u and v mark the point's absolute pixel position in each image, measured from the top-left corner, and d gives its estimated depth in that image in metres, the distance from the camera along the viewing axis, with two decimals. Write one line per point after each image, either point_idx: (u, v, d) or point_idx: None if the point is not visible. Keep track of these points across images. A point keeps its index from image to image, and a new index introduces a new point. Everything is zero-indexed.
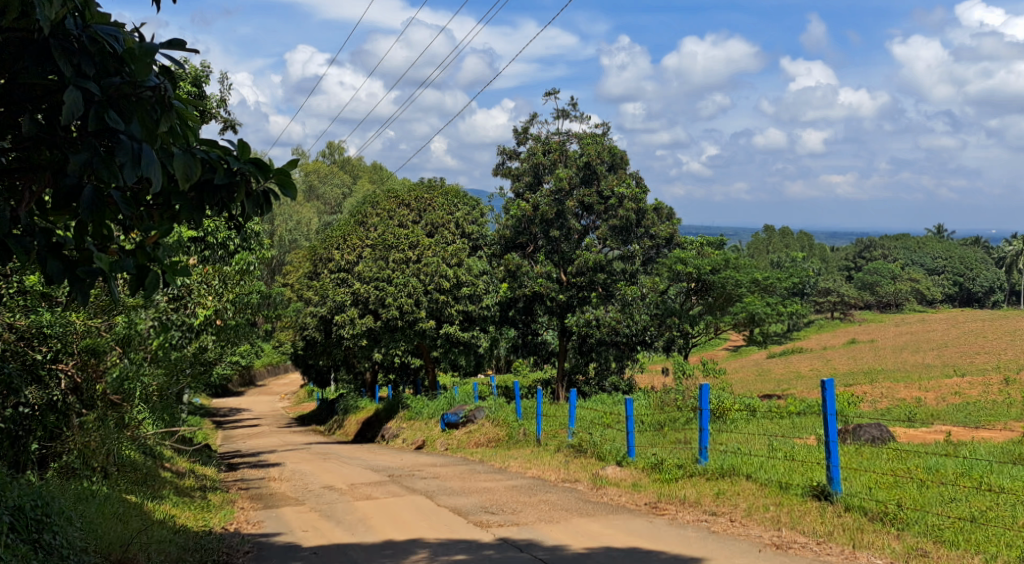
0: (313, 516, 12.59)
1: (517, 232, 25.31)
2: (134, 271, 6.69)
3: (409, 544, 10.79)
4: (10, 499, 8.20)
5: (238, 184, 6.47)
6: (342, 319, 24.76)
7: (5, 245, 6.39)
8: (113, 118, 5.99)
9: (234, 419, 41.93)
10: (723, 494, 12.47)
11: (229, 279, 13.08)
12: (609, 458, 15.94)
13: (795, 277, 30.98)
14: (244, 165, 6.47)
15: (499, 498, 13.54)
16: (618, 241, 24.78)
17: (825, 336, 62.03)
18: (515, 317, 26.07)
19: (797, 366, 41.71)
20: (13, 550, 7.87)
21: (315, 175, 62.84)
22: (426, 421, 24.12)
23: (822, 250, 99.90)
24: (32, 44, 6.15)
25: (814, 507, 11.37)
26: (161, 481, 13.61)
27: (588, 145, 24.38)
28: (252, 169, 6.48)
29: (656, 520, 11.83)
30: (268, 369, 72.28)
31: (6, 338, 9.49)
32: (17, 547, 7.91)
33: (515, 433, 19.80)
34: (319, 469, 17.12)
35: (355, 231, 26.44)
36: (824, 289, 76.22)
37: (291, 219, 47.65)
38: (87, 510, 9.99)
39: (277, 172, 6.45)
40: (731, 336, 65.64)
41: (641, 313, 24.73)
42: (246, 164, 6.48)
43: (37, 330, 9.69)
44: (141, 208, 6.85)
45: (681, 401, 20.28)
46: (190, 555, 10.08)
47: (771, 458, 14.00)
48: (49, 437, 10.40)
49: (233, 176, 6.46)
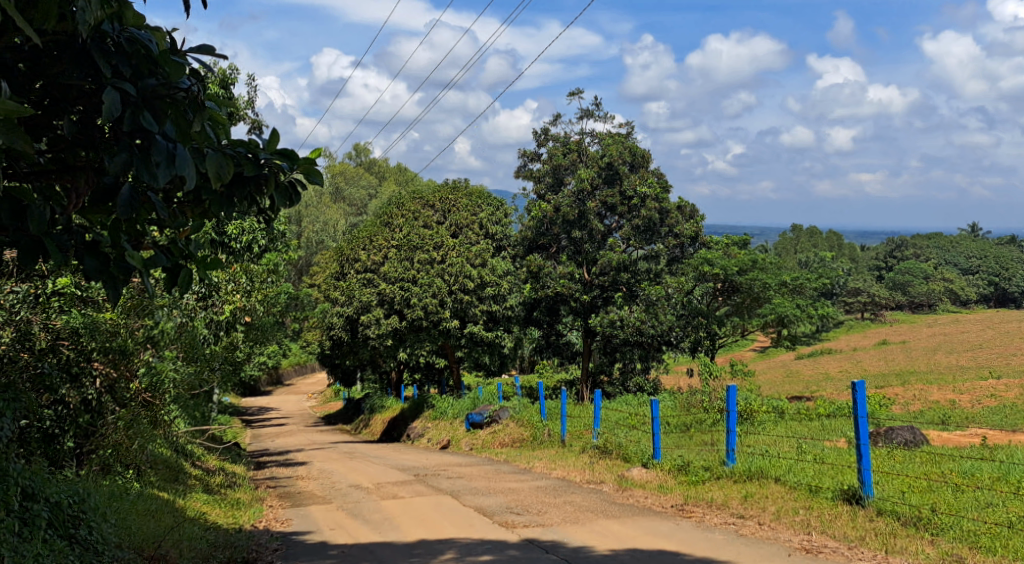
0: (340, 516, 12.49)
1: (540, 233, 25.26)
2: (169, 268, 6.67)
3: (438, 544, 10.72)
4: (49, 494, 8.31)
5: (267, 178, 6.43)
6: (368, 319, 24.79)
7: (39, 243, 6.13)
8: (149, 120, 6.00)
9: (263, 419, 42.01)
10: (751, 496, 12.34)
11: (255, 278, 13.22)
12: (634, 459, 15.82)
13: (826, 276, 30.62)
14: (270, 157, 6.46)
15: (524, 499, 13.46)
16: (642, 241, 24.64)
17: (854, 338, 61.52)
18: (540, 318, 25.91)
19: (825, 368, 41.27)
20: (49, 545, 7.88)
21: (341, 178, 63.08)
22: (451, 421, 24.10)
23: (852, 252, 99.35)
24: (70, 49, 6.09)
25: (845, 510, 11.22)
26: (191, 479, 13.57)
27: (610, 145, 24.29)
28: (280, 160, 6.47)
29: (683, 522, 11.72)
30: (295, 368, 72.53)
31: (42, 340, 9.49)
32: (53, 543, 7.89)
33: (539, 434, 19.67)
34: (345, 468, 17.06)
35: (381, 232, 26.55)
36: (854, 289, 75.68)
37: (318, 220, 47.79)
38: (120, 507, 10.03)
39: (304, 161, 6.45)
40: (759, 337, 65.10)
41: (666, 313, 24.47)
42: (273, 156, 6.46)
43: (72, 330, 9.63)
44: (173, 205, 6.85)
45: (707, 403, 20.19)
46: (220, 551, 9.98)
47: (800, 461, 13.86)
48: (84, 435, 10.41)
49: (262, 169, 6.43)
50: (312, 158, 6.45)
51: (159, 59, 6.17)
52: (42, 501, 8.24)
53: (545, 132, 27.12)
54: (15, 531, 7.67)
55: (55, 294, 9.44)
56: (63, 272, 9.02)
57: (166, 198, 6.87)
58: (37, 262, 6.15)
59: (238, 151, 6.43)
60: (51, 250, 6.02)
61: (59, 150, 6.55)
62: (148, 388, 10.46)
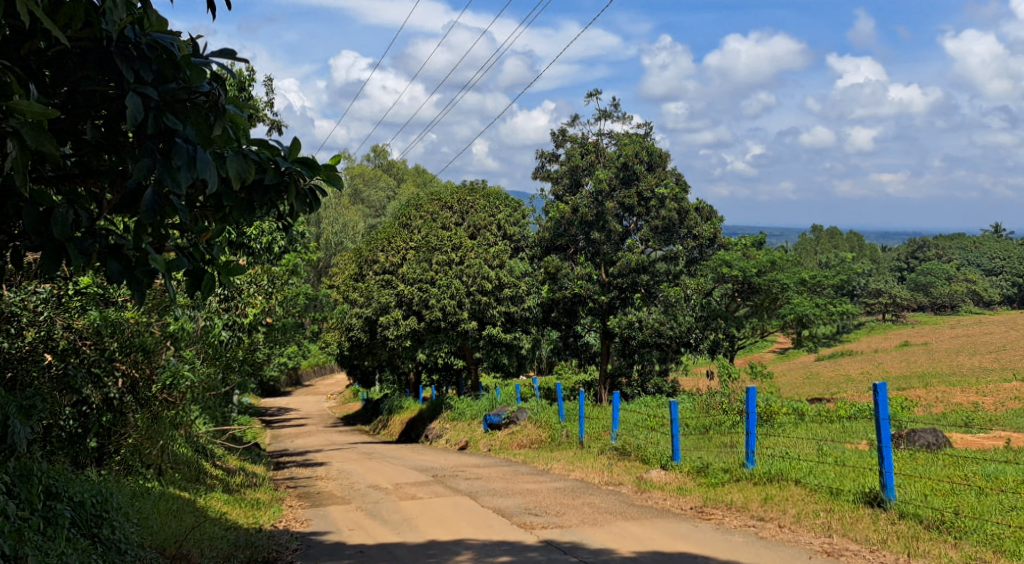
0: (359, 516, 12.49)
1: (557, 234, 25.18)
2: (190, 272, 6.67)
3: (455, 545, 10.71)
4: (73, 493, 8.37)
5: (287, 185, 6.41)
6: (386, 320, 25.01)
7: (62, 245, 6.09)
8: (171, 123, 5.98)
9: (282, 419, 42.14)
10: (771, 498, 12.26)
11: (277, 279, 13.32)
12: (652, 460, 15.74)
13: (846, 276, 30.41)
14: (291, 164, 6.44)
15: (542, 500, 13.43)
16: (661, 243, 24.48)
17: (876, 339, 61.08)
18: (558, 318, 25.67)
19: (847, 370, 41.00)
20: (73, 543, 7.94)
21: (358, 180, 63.32)
22: (470, 422, 24.11)
23: (873, 254, 98.91)
24: (92, 53, 6.11)
25: (867, 513, 11.13)
26: (211, 479, 13.62)
27: (626, 145, 24.19)
28: (301, 167, 6.45)
29: (702, 525, 11.66)
30: (314, 369, 72.76)
31: (65, 339, 9.49)
32: (78, 541, 7.95)
33: (557, 435, 19.63)
34: (364, 469, 17.10)
35: (399, 234, 27.01)
36: (875, 290, 75.33)
37: (337, 222, 48.02)
38: (143, 506, 10.08)
39: (325, 168, 6.43)
40: (780, 339, 64.77)
41: (686, 314, 24.31)
42: (294, 163, 6.45)
43: (94, 329, 9.64)
44: (195, 209, 6.89)
45: (726, 404, 20.07)
46: (241, 551, 9.99)
47: (820, 463, 13.74)
48: (105, 435, 10.47)
49: (283, 176, 6.41)
50: (333, 165, 6.46)
51: (180, 63, 6.14)
52: (66, 500, 8.30)
53: (563, 133, 27.06)
54: (39, 529, 7.70)
55: (77, 295, 9.44)
56: (86, 272, 9.10)
57: (189, 202, 6.87)
58: (60, 267, 6.12)
59: (259, 157, 6.38)
60: (75, 254, 6.01)
61: (84, 153, 6.55)
62: (165, 390, 10.46)
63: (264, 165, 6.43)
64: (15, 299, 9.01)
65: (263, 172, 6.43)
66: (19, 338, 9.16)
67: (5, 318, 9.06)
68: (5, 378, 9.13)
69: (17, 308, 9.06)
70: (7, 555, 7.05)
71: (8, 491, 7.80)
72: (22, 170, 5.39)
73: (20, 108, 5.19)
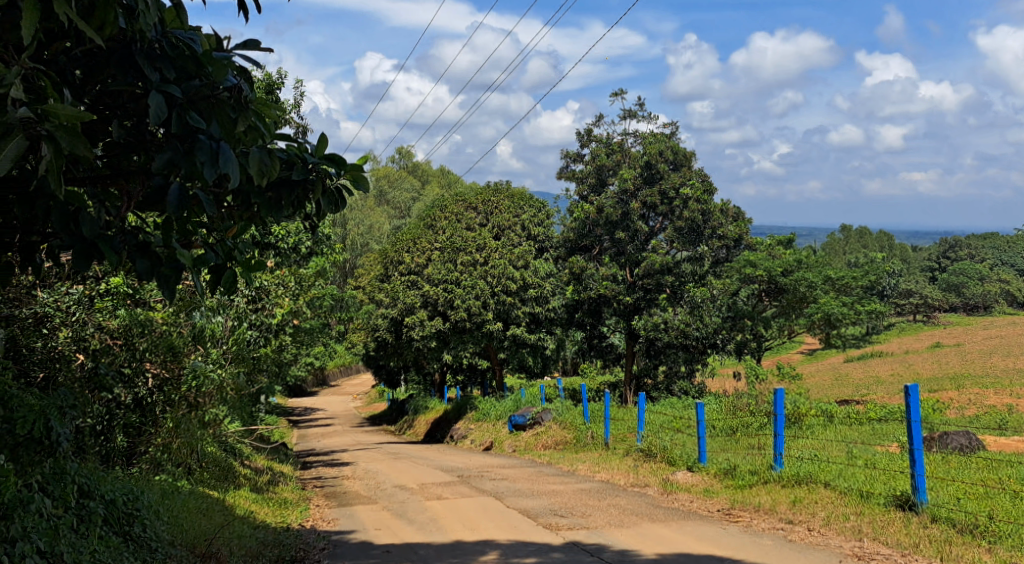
0: (385, 516, 12.42)
1: (582, 235, 25.05)
2: (213, 268, 6.66)
3: (480, 545, 10.61)
4: (104, 492, 8.44)
5: (313, 182, 6.34)
6: (411, 320, 24.86)
7: (93, 246, 6.08)
8: (195, 119, 5.91)
9: (309, 420, 42.26)
10: (800, 501, 12.08)
11: (304, 281, 13.27)
12: (679, 463, 15.58)
13: (875, 276, 30.07)
14: (318, 160, 6.37)
15: (568, 501, 13.31)
16: (686, 243, 24.04)
17: (907, 340, 60.57)
18: (583, 319, 25.51)
19: (877, 371, 40.64)
20: (107, 541, 8.00)
21: (384, 182, 63.42)
22: (495, 422, 24.02)
23: (902, 254, 98.19)
24: (115, 53, 6.01)
25: (899, 517, 10.92)
26: (239, 478, 13.60)
27: (650, 144, 24.00)
28: (327, 164, 6.38)
29: (729, 527, 11.51)
30: (340, 369, 73.01)
31: (97, 340, 9.53)
32: (110, 539, 7.98)
33: (582, 436, 19.49)
34: (390, 469, 17.04)
35: (424, 235, 27.02)
36: (905, 291, 74.78)
37: (362, 224, 48.14)
38: (172, 504, 10.08)
39: (352, 168, 6.35)
40: (808, 340, 64.27)
41: (712, 315, 24.02)
42: (321, 161, 6.38)
43: (125, 330, 9.64)
44: (222, 208, 6.84)
45: (754, 406, 19.84)
46: (269, 550, 9.95)
47: (850, 466, 13.54)
48: (135, 434, 10.48)
49: (309, 173, 6.35)
50: (359, 164, 6.37)
51: (204, 59, 6.06)
52: (98, 498, 8.34)
53: (589, 132, 26.93)
54: (73, 528, 7.66)
55: (108, 293, 9.52)
56: (116, 271, 9.20)
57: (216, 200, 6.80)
58: (92, 266, 6.08)
59: (288, 154, 6.40)
60: (105, 252, 5.96)
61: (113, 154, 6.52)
62: (191, 392, 10.22)
63: (290, 163, 6.40)
64: (48, 301, 9.01)
65: (290, 168, 6.39)
66: (51, 338, 9.13)
67: (37, 319, 9.09)
68: (38, 379, 9.07)
69: (50, 309, 9.07)
70: (44, 554, 6.96)
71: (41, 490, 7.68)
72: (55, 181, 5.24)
73: (53, 111, 5.08)
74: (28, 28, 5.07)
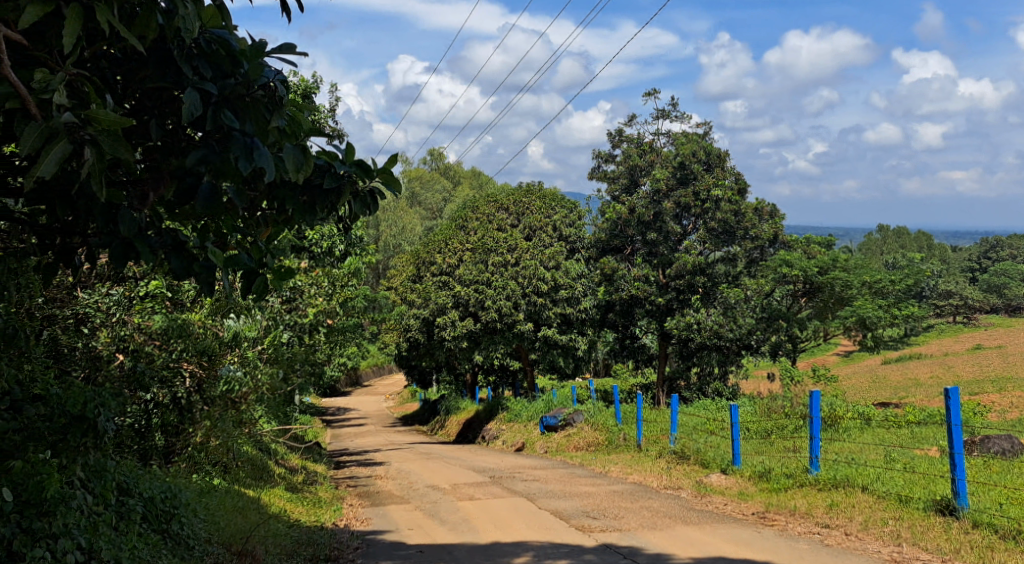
0: (418, 515, 12.36)
1: (614, 235, 24.88)
2: (244, 275, 6.52)
3: (514, 546, 10.51)
4: (141, 491, 8.47)
5: (345, 187, 6.24)
6: (443, 321, 25.10)
7: (129, 244, 6.03)
8: (230, 119, 5.82)
9: (342, 420, 42.47)
10: (837, 505, 11.87)
11: (337, 281, 13.26)
12: (713, 465, 15.41)
13: (913, 277, 29.67)
14: (349, 168, 6.25)
15: (601, 503, 13.17)
16: (719, 244, 23.75)
17: (947, 341, 59.80)
18: (615, 319, 25.32)
19: (916, 373, 40.13)
20: (145, 539, 8.02)
21: (415, 183, 63.64)
22: (526, 423, 23.93)
23: (940, 255, 97.12)
24: (154, 53, 5.96)
25: (939, 522, 10.70)
26: (275, 477, 13.59)
27: (683, 144, 23.75)
28: (359, 171, 6.24)
29: (765, 530, 11.34)
30: (373, 369, 73.44)
31: (137, 340, 9.55)
32: (148, 537, 8.01)
33: (614, 438, 19.35)
34: (424, 469, 17.01)
35: (456, 235, 27.03)
36: (945, 292, 73.97)
37: (395, 225, 48.39)
38: (210, 503, 10.05)
39: (382, 171, 6.20)
40: (844, 341, 63.69)
41: (746, 317, 23.49)
42: (352, 166, 6.26)
43: (166, 330, 9.57)
44: (256, 213, 6.74)
45: (789, 408, 19.59)
46: (304, 549, 9.92)
47: (887, 470, 13.31)
48: (174, 434, 10.34)
49: (341, 179, 6.24)
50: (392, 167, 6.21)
51: (239, 57, 5.94)
52: (137, 496, 8.39)
53: (621, 133, 26.79)
54: (112, 525, 7.64)
55: (147, 296, 9.63)
56: (155, 272, 9.16)
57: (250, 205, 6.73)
58: (129, 264, 6.05)
59: (323, 159, 6.31)
60: (143, 252, 5.91)
61: (151, 157, 6.45)
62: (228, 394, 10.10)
63: (324, 170, 6.31)
64: (89, 302, 9.00)
65: (323, 174, 6.31)
66: (93, 337, 9.15)
67: (79, 319, 9.11)
68: (78, 377, 9.09)
69: (92, 310, 9.07)
70: (83, 551, 6.96)
71: (83, 488, 7.53)
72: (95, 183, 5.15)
73: (96, 116, 4.98)
74: (71, 35, 5.01)
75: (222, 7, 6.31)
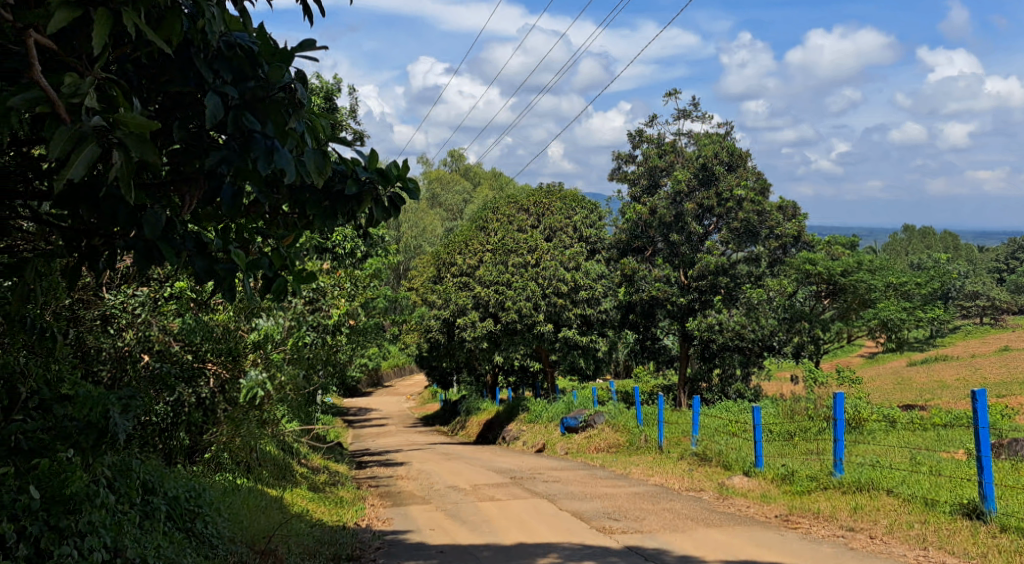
0: (439, 515, 12.34)
1: (635, 236, 24.74)
2: (266, 277, 6.53)
3: (537, 548, 10.44)
4: (167, 489, 8.49)
5: (366, 194, 6.22)
6: (463, 322, 25.18)
7: (152, 246, 5.99)
8: (251, 122, 5.77)
9: (363, 420, 42.58)
10: (862, 508, 11.75)
11: (358, 282, 13.21)
12: (735, 467, 15.29)
13: (938, 278, 29.40)
14: (370, 174, 6.25)
15: (622, 505, 13.08)
16: (741, 244, 23.58)
17: (974, 343, 59.39)
18: (636, 321, 25.21)
19: (941, 375, 39.80)
20: (169, 537, 8.02)
21: (435, 184, 63.80)
22: (546, 424, 23.86)
23: (965, 256, 96.35)
24: (176, 57, 5.94)
25: (965, 526, 10.55)
26: (296, 476, 13.58)
27: (705, 145, 23.59)
28: (380, 178, 6.24)
29: (788, 533, 11.22)
30: (394, 370, 73.65)
31: (162, 340, 9.53)
32: (173, 535, 8.02)
33: (635, 439, 19.23)
34: (445, 470, 16.99)
35: (476, 237, 27.02)
36: (971, 293, 73.37)
37: (416, 226, 48.45)
38: (233, 502, 10.04)
39: (402, 177, 6.19)
40: (868, 343, 63.25)
41: (768, 317, 23.26)
42: (373, 172, 6.24)
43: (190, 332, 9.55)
44: (277, 216, 6.73)
45: (812, 410, 19.43)
46: (326, 548, 9.89)
47: (913, 472, 13.15)
48: (200, 432, 10.52)
49: (362, 185, 6.22)
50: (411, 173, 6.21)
51: (260, 59, 5.89)
52: (162, 495, 8.38)
53: (641, 133, 26.68)
54: (137, 523, 7.64)
55: (173, 298, 9.38)
56: (181, 274, 9.02)
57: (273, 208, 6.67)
58: (153, 267, 6.03)
59: (344, 165, 6.30)
60: (166, 254, 5.88)
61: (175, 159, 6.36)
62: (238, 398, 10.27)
63: (345, 175, 6.31)
64: (115, 302, 8.91)
65: (344, 180, 6.28)
66: (119, 338, 9.17)
67: (105, 319, 9.04)
68: (104, 377, 9.19)
69: (117, 310, 8.98)
70: (108, 548, 6.98)
71: (109, 486, 7.52)
72: (125, 189, 5.05)
73: (123, 120, 4.93)
74: (101, 40, 4.96)
75: (246, 13, 6.28)
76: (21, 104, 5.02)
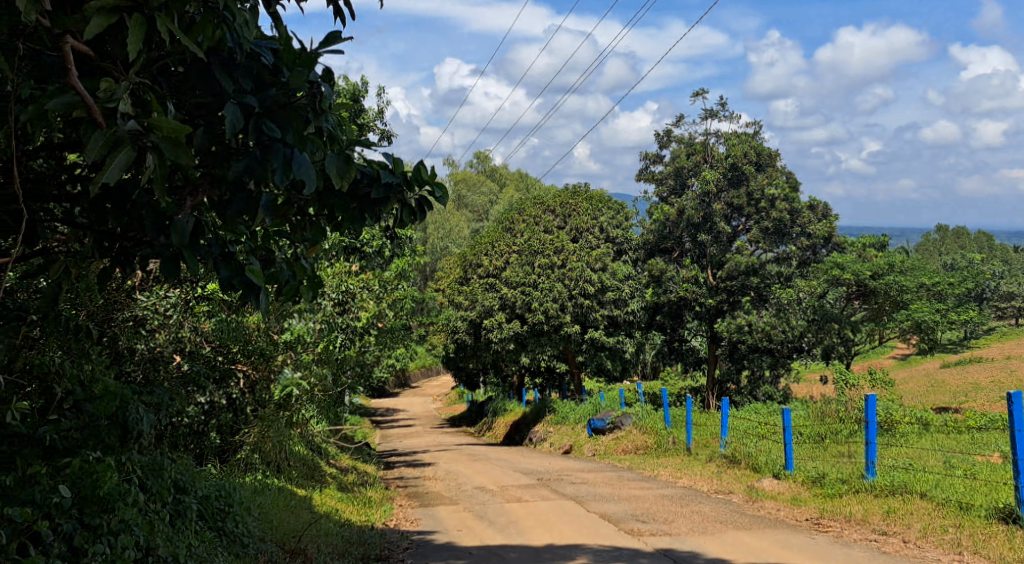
0: (468, 516, 12.29)
1: (662, 237, 24.61)
2: (288, 283, 6.55)
3: (566, 549, 10.36)
4: (197, 488, 8.47)
5: (393, 196, 6.17)
6: (490, 323, 25.12)
7: (177, 250, 5.84)
8: (271, 129, 5.61)
9: (390, 420, 42.70)
10: (895, 512, 11.58)
11: (386, 284, 13.16)
12: (765, 469, 15.13)
13: (971, 279, 29.05)
14: (397, 178, 6.16)
15: (650, 507, 12.98)
16: (771, 244, 23.35)
17: (1009, 344, 58.69)
18: (663, 322, 25.06)
19: (976, 377, 39.32)
20: (200, 536, 8.02)
21: (463, 185, 63.85)
22: (573, 426, 23.77)
23: (998, 256, 95.32)
24: (197, 65, 5.92)
25: (1001, 530, 10.36)
26: (324, 476, 13.59)
27: (734, 145, 23.40)
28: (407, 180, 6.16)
29: (819, 537, 11.09)
30: (422, 370, 73.88)
31: (194, 341, 9.63)
32: (204, 534, 8.03)
33: (663, 441, 19.09)
34: (473, 470, 16.95)
35: (502, 238, 26.98)
36: (1006, 294, 72.57)
37: (442, 227, 48.46)
38: (263, 501, 10.05)
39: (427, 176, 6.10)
40: (899, 344, 62.74)
41: (798, 318, 22.77)
42: (401, 174, 6.17)
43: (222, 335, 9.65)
44: (300, 221, 6.61)
45: (843, 412, 19.22)
46: (354, 548, 9.84)
47: (948, 476, 12.96)
48: (230, 432, 10.55)
49: (389, 188, 6.14)
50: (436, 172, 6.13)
51: (281, 66, 5.83)
52: (192, 494, 8.34)
53: (668, 133, 26.53)
54: (168, 521, 7.61)
55: (204, 299, 9.40)
56: (214, 277, 9.07)
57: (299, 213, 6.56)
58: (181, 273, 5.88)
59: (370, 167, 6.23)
60: (193, 262, 5.74)
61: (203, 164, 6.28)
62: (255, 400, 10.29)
63: (372, 179, 6.21)
64: (148, 304, 8.81)
65: (371, 184, 6.19)
66: (152, 339, 9.17)
67: (138, 321, 8.95)
68: (138, 377, 9.09)
69: (149, 313, 8.94)
70: (140, 547, 6.92)
71: (141, 485, 7.53)
72: (159, 193, 5.04)
73: (158, 123, 4.90)
74: (135, 45, 4.91)
75: (276, 17, 6.24)
76: (57, 107, 4.98)
